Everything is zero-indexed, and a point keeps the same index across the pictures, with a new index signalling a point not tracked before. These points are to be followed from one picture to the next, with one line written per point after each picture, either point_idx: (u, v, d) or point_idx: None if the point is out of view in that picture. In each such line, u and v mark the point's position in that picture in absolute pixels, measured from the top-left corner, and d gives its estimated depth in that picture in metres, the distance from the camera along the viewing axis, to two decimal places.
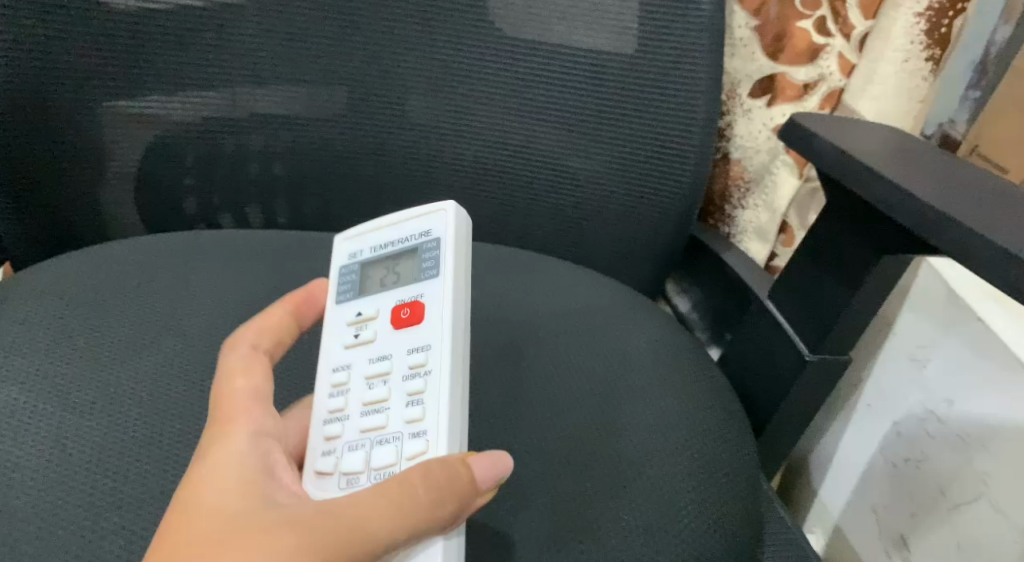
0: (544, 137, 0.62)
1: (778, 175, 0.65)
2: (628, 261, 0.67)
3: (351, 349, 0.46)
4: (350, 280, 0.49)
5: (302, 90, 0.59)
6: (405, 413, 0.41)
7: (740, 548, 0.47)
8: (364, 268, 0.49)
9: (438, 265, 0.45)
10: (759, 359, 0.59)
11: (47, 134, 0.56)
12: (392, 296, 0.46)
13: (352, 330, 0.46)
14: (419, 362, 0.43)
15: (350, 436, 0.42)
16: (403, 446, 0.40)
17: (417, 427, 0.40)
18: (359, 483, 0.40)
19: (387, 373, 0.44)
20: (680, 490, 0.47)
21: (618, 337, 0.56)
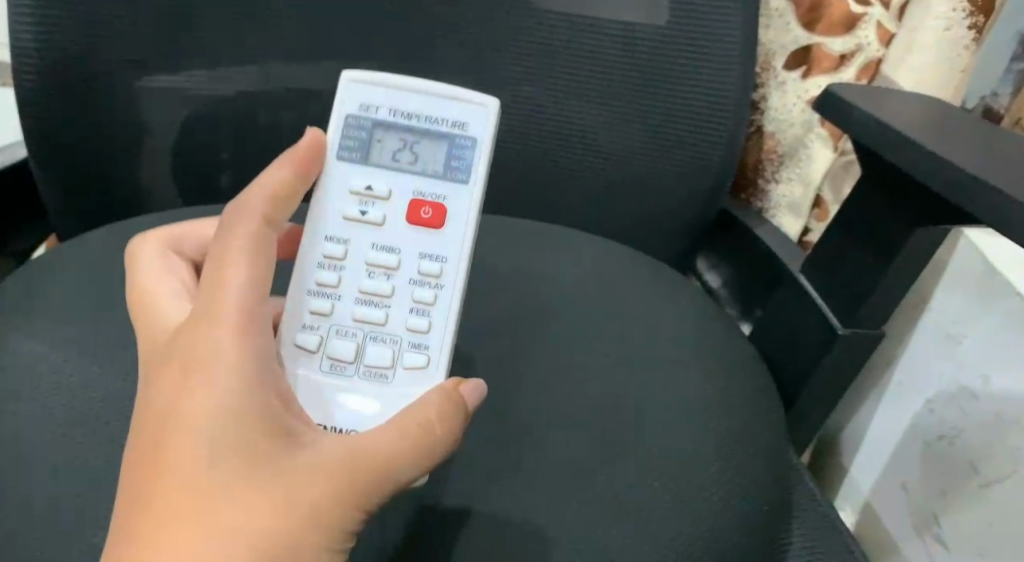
0: (575, 109, 0.61)
1: (812, 148, 0.64)
2: (658, 236, 0.67)
3: (353, 222, 0.43)
4: (358, 137, 0.44)
5: (334, 65, 0.59)
6: (407, 319, 0.43)
7: (767, 520, 0.47)
8: (375, 127, 0.44)
9: (469, 169, 0.44)
10: (790, 335, 0.58)
11: (87, 111, 0.57)
12: (407, 184, 0.44)
13: (355, 201, 0.44)
14: (431, 272, 0.43)
15: (339, 318, 0.43)
16: (401, 352, 0.43)
17: (417, 338, 0.43)
18: (346, 373, 0.42)
19: (392, 268, 0.43)
20: (708, 463, 0.47)
21: (648, 312, 0.56)
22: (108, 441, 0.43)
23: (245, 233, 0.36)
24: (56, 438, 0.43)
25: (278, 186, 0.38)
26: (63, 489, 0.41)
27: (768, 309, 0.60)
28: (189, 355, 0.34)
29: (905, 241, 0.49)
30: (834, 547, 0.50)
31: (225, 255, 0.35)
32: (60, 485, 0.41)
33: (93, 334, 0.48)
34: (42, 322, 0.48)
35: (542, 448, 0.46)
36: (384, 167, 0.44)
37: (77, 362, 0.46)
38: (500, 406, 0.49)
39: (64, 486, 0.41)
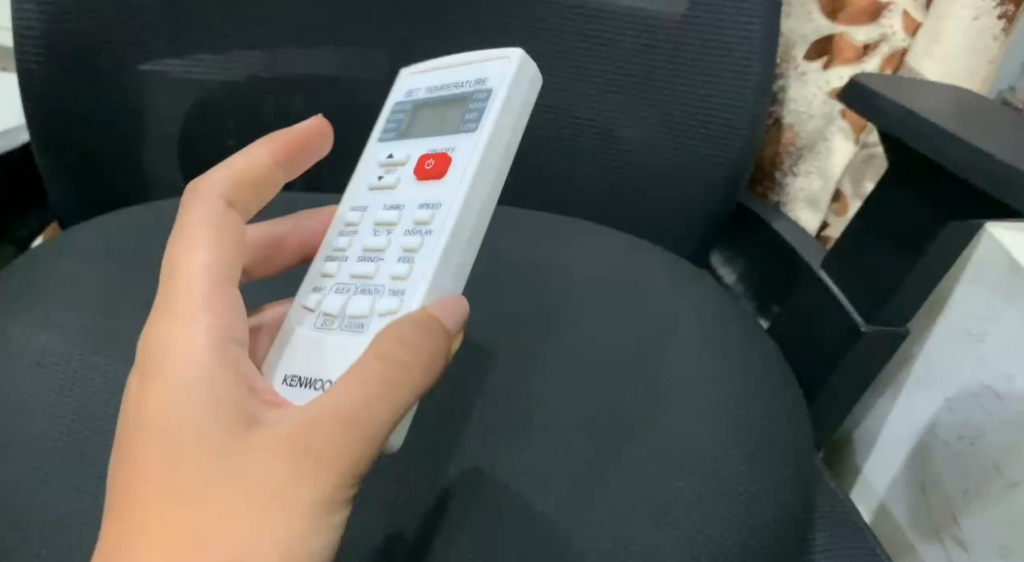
0: (589, 100, 0.60)
1: (833, 140, 0.62)
2: (674, 229, 0.66)
3: (374, 189, 0.47)
4: (399, 119, 0.49)
5: (346, 51, 0.57)
6: (393, 268, 0.42)
7: (794, 518, 0.46)
8: (415, 107, 0.48)
9: (478, 117, 0.43)
10: (810, 330, 0.57)
11: (92, 93, 0.55)
12: (426, 144, 0.45)
13: (381, 171, 0.47)
14: (423, 219, 0.42)
15: (341, 277, 0.44)
16: (380, 300, 0.41)
17: (398, 284, 0.41)
18: (332, 324, 0.42)
19: (393, 223, 0.44)
20: (732, 460, 0.46)
21: (665, 305, 0.55)
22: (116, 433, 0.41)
23: (215, 209, 0.39)
24: (62, 429, 0.41)
25: (253, 165, 0.42)
26: (70, 482, 0.40)
27: (788, 304, 0.59)
28: (152, 348, 0.35)
29: (935, 235, 0.47)
30: (859, 547, 0.49)
31: (189, 232, 0.38)
32: (66, 477, 0.40)
33: (99, 323, 0.46)
34: (47, 309, 0.47)
35: (560, 442, 0.45)
36: (415, 136, 0.47)
37: (83, 351, 0.45)
38: (516, 399, 0.47)
39: (69, 478, 0.40)
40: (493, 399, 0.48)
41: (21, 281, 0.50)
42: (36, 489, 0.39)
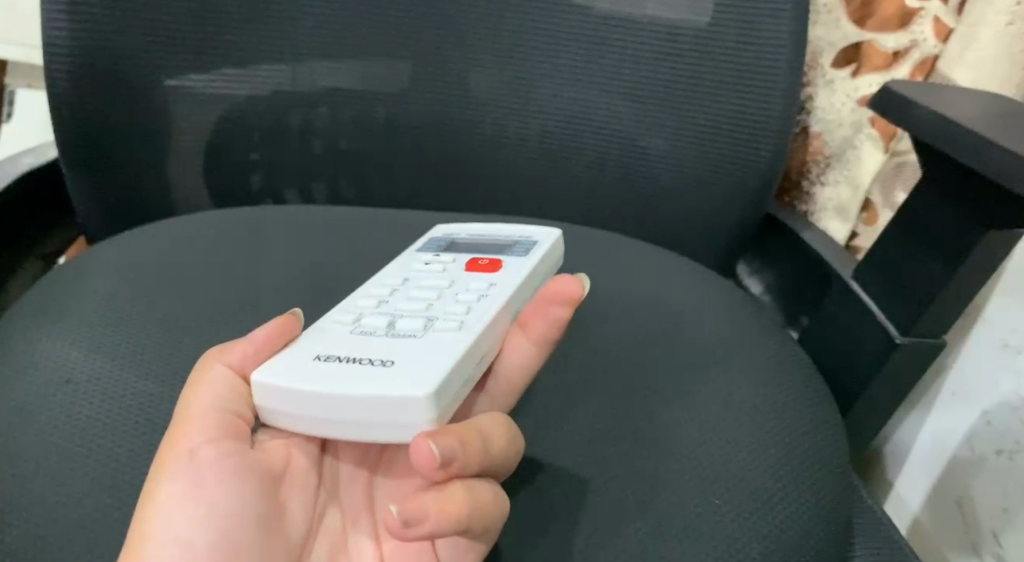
0: (613, 110, 0.60)
1: (861, 149, 0.61)
2: (701, 240, 0.65)
3: (417, 268, 0.46)
4: (435, 244, 0.50)
5: (368, 64, 0.57)
6: (451, 306, 0.40)
7: (833, 537, 0.45)
8: (451, 241, 0.50)
9: (524, 251, 0.46)
10: (843, 342, 0.56)
11: (117, 109, 0.55)
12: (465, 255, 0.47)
13: (428, 263, 0.46)
14: (478, 287, 0.42)
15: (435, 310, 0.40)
16: (437, 322, 0.38)
17: (459, 315, 0.39)
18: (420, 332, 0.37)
19: (438, 290, 0.42)
20: (769, 477, 0.45)
21: (695, 320, 0.54)
22: (146, 454, 0.41)
23: None
24: (90, 451, 0.41)
25: None
26: (96, 503, 0.39)
27: (819, 316, 0.58)
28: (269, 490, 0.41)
29: (975, 243, 0.46)
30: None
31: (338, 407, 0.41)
32: (94, 497, 0.39)
33: (127, 343, 0.46)
34: (76, 326, 0.47)
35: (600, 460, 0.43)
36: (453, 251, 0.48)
37: (112, 371, 0.44)
38: (545, 417, 0.47)
39: (97, 503, 0.39)
40: (523, 415, 0.47)
41: (49, 300, 0.49)
42: (65, 508, 0.39)
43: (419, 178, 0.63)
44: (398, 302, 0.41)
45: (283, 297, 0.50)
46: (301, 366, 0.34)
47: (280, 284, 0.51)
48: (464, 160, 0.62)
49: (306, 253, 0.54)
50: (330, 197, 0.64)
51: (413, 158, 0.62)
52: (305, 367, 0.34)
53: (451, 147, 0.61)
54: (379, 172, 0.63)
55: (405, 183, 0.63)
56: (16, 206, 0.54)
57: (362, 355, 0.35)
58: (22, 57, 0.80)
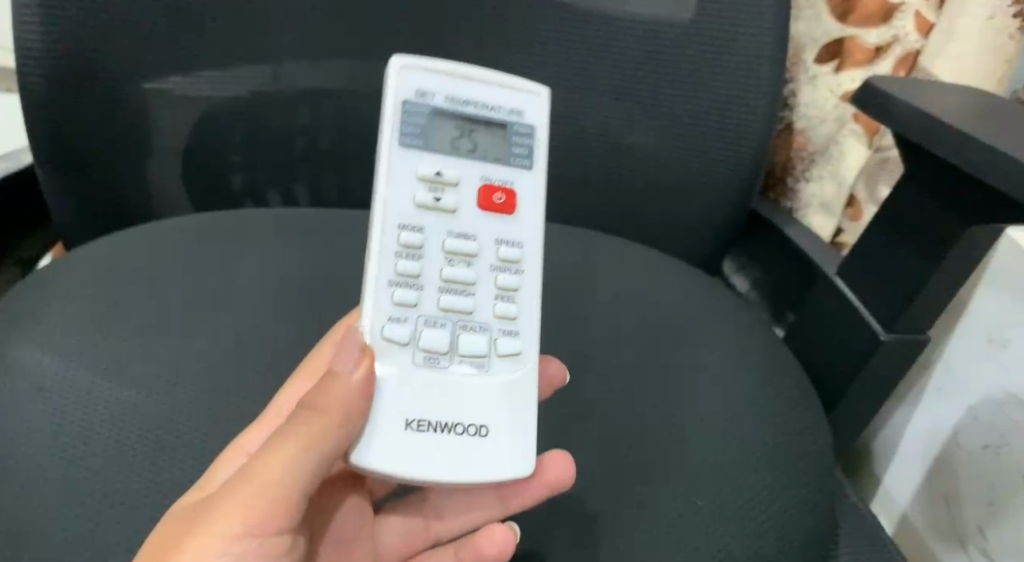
0: (596, 106, 0.59)
1: (846, 144, 0.61)
2: (687, 237, 0.64)
3: (424, 207, 0.40)
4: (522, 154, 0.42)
5: (348, 63, 0.57)
6: (495, 305, 0.40)
7: (818, 537, 0.45)
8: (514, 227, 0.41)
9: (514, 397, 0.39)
10: (827, 339, 0.56)
11: (93, 111, 0.54)
12: (473, 171, 0.41)
13: (440, 200, 0.40)
14: (509, 285, 0.41)
15: (425, 309, 0.39)
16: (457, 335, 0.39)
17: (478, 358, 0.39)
18: (440, 362, 0.38)
19: (472, 254, 0.40)
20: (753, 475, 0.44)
21: (681, 317, 0.54)
22: (124, 466, 0.40)
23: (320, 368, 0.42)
24: (62, 463, 0.40)
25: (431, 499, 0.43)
26: (70, 516, 0.38)
27: (805, 312, 0.58)
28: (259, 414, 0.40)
29: (958, 239, 0.46)
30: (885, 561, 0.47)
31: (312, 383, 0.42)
32: (67, 510, 0.39)
33: (103, 352, 0.45)
34: (51, 336, 0.46)
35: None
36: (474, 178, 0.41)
37: (88, 381, 0.44)
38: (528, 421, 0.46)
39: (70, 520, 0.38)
40: None
41: (24, 308, 0.48)
42: (38, 521, 0.38)
43: None
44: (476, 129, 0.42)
45: (263, 300, 0.49)
46: (388, 439, 0.36)
47: (260, 288, 0.50)
48: None
49: (287, 256, 0.53)
50: (312, 198, 0.63)
51: None
52: (393, 438, 0.36)
53: None
54: (362, 172, 0.62)
55: None
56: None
57: (451, 417, 0.37)
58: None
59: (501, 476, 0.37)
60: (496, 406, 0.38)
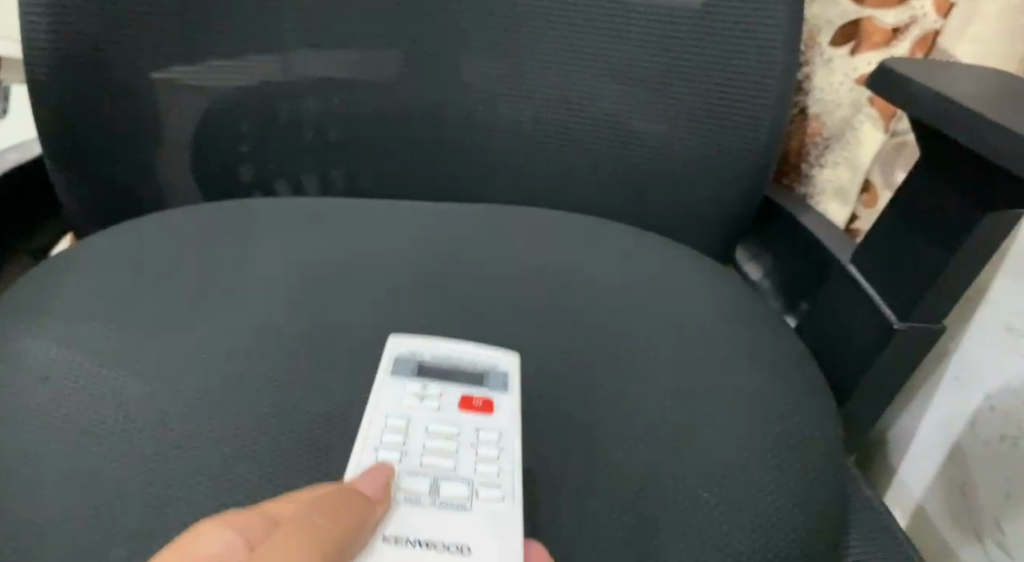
0: (605, 93, 0.59)
1: (861, 129, 0.60)
2: (698, 225, 0.64)
3: (409, 406, 0.41)
4: (504, 382, 0.44)
5: (356, 52, 0.57)
6: (477, 467, 0.39)
7: (827, 530, 0.44)
8: (498, 434, 0.41)
9: (497, 511, 0.36)
10: (840, 329, 0.55)
11: (104, 106, 0.54)
12: (451, 395, 0.43)
13: (420, 402, 0.42)
14: (489, 447, 0.40)
15: (411, 452, 0.39)
16: (440, 484, 0.38)
17: (460, 499, 0.37)
18: (420, 500, 0.36)
19: (451, 438, 0.40)
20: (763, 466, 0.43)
21: (691, 308, 0.53)
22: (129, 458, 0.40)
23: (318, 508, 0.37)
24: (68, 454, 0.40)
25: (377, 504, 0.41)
26: None
27: (817, 302, 0.57)
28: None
29: (975, 226, 0.45)
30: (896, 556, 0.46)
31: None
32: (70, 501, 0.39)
33: (110, 344, 0.45)
34: (60, 326, 0.46)
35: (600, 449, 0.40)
36: (453, 409, 0.42)
37: (95, 373, 0.44)
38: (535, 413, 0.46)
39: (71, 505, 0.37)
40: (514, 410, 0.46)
41: (32, 297, 0.49)
42: None
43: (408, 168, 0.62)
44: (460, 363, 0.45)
45: (269, 291, 0.49)
46: (381, 557, 0.33)
47: (267, 279, 0.50)
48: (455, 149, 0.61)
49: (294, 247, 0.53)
50: (320, 189, 0.63)
51: (403, 147, 0.61)
52: (376, 555, 0.33)
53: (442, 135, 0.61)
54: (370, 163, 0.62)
55: (395, 172, 0.63)
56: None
57: (440, 538, 0.35)
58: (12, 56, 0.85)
59: None
60: (476, 524, 0.36)
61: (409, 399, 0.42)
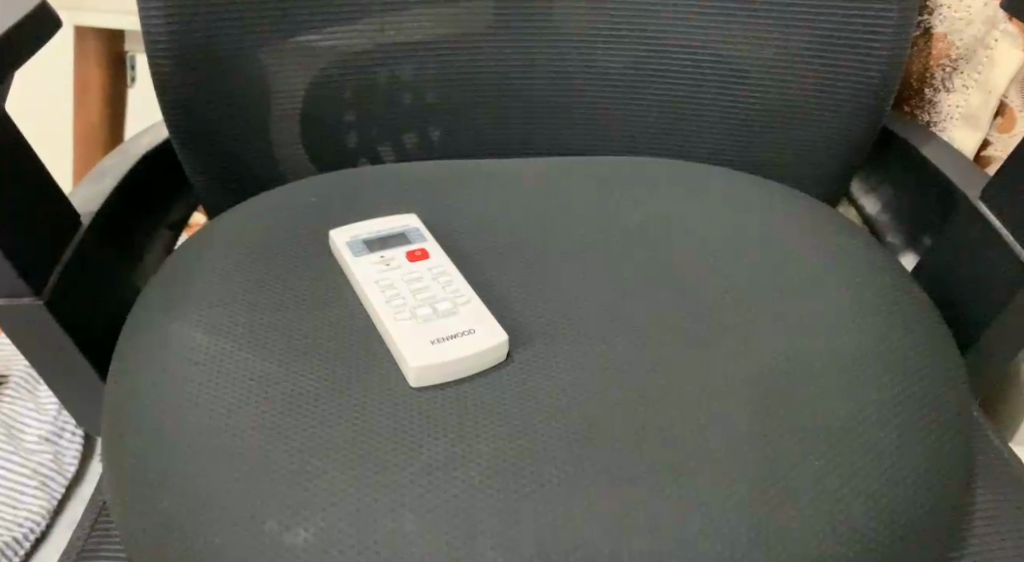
0: (702, 28, 0.58)
1: (996, 48, 0.55)
2: (811, 159, 0.61)
3: (377, 263, 0.47)
4: (389, 239, 0.49)
5: (448, 8, 0.57)
6: (439, 292, 0.45)
7: (965, 491, 0.42)
8: (443, 270, 0.46)
9: (477, 315, 0.43)
10: (970, 267, 0.52)
11: (219, 85, 0.56)
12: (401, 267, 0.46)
13: (386, 273, 0.46)
14: (448, 280, 0.46)
15: (391, 276, 0.46)
16: (434, 302, 0.44)
17: (442, 309, 0.43)
18: (394, 292, 0.45)
19: (414, 279, 0.46)
20: (906, 424, 0.41)
21: (808, 256, 0.51)
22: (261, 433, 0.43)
23: None
24: None
25: None
26: None
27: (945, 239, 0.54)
28: None
29: None
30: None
31: None
32: None
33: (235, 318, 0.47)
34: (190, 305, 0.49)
35: (721, 412, 0.40)
36: (394, 276, 0.46)
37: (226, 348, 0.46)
38: None
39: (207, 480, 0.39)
40: None
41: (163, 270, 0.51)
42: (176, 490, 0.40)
43: (506, 121, 0.63)
44: (416, 280, 0.45)
45: None
46: (416, 349, 0.41)
47: None
48: (552, 97, 0.61)
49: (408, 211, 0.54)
50: (423, 150, 0.64)
51: (502, 102, 0.61)
52: (422, 348, 0.41)
53: (536, 85, 0.61)
54: (471, 121, 0.62)
55: (494, 126, 0.63)
56: (133, 184, 0.56)
57: (442, 335, 0.41)
58: (110, 23, 0.92)
59: (495, 345, 0.41)
60: (467, 322, 0.43)
61: (408, 321, 0.43)
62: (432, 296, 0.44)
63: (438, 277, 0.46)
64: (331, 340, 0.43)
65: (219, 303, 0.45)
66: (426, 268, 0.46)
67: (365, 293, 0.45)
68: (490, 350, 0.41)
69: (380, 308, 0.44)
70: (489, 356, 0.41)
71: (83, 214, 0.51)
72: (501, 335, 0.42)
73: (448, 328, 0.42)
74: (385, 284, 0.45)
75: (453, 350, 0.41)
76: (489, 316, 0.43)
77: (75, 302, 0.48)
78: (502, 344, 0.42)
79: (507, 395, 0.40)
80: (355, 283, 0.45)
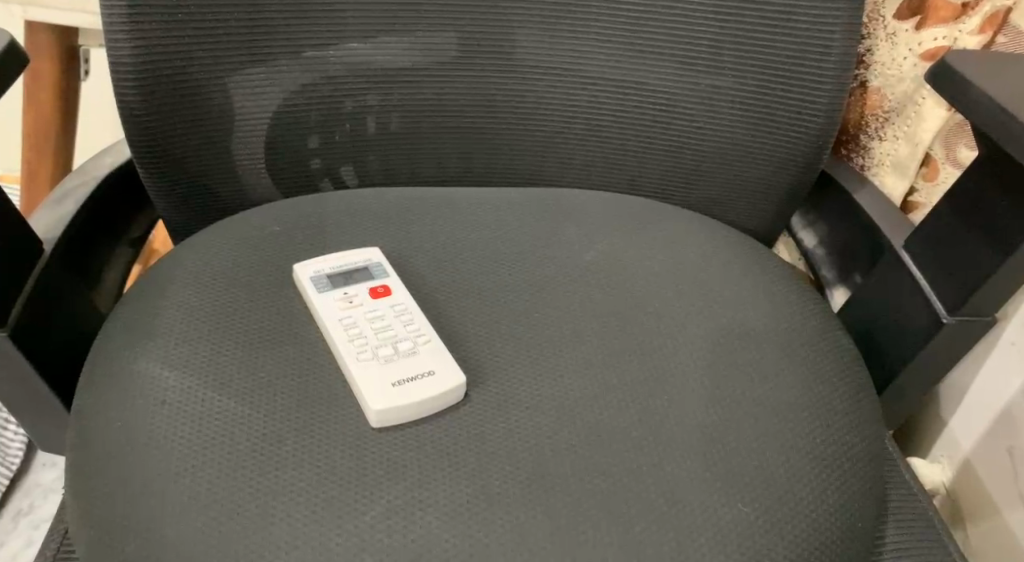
0: (658, 74, 0.60)
1: (923, 106, 0.59)
2: (753, 198, 0.65)
3: (339, 298, 0.49)
4: (353, 274, 0.51)
5: (414, 42, 0.58)
6: (400, 331, 0.47)
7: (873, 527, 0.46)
8: (403, 307, 0.49)
9: (437, 355, 0.46)
10: (891, 310, 0.57)
11: (185, 115, 0.56)
12: (363, 303, 0.49)
13: (347, 310, 0.48)
14: (409, 317, 0.48)
15: (353, 313, 0.48)
16: (395, 341, 0.47)
17: (403, 349, 0.46)
18: (355, 329, 0.47)
19: (375, 317, 0.48)
20: (826, 470, 0.45)
21: (747, 298, 0.54)
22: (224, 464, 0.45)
23: None
24: None
25: None
26: None
27: (870, 281, 0.58)
28: None
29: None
30: (937, 550, 0.49)
31: None
32: None
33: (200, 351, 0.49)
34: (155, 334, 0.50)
35: (659, 459, 0.43)
36: (355, 313, 0.48)
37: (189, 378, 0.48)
38: None
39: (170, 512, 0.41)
40: None
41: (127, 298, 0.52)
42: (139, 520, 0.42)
43: (467, 149, 0.64)
44: (378, 318, 0.48)
45: None
46: (378, 394, 0.43)
47: None
48: (512, 127, 0.63)
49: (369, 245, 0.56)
50: (384, 174, 0.65)
51: (463, 131, 0.63)
52: (384, 392, 0.43)
53: (498, 117, 0.63)
54: (432, 149, 0.64)
55: (455, 153, 0.65)
56: (93, 211, 0.56)
57: (403, 376, 0.44)
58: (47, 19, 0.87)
59: (454, 386, 0.44)
60: (427, 362, 0.45)
61: (371, 362, 0.45)
62: (393, 334, 0.47)
63: (398, 313, 0.49)
64: (295, 381, 0.44)
65: (185, 339, 0.46)
66: (388, 306, 0.49)
67: (327, 327, 0.47)
68: (449, 390, 0.44)
69: (341, 345, 0.46)
70: (448, 397, 0.44)
71: (45, 242, 0.51)
72: (459, 376, 0.45)
73: (409, 369, 0.45)
74: (348, 321, 0.48)
75: (415, 393, 0.43)
76: (449, 356, 0.46)
77: (34, 330, 0.49)
78: (460, 384, 0.45)
79: (462, 441, 0.42)
80: (318, 316, 0.48)
